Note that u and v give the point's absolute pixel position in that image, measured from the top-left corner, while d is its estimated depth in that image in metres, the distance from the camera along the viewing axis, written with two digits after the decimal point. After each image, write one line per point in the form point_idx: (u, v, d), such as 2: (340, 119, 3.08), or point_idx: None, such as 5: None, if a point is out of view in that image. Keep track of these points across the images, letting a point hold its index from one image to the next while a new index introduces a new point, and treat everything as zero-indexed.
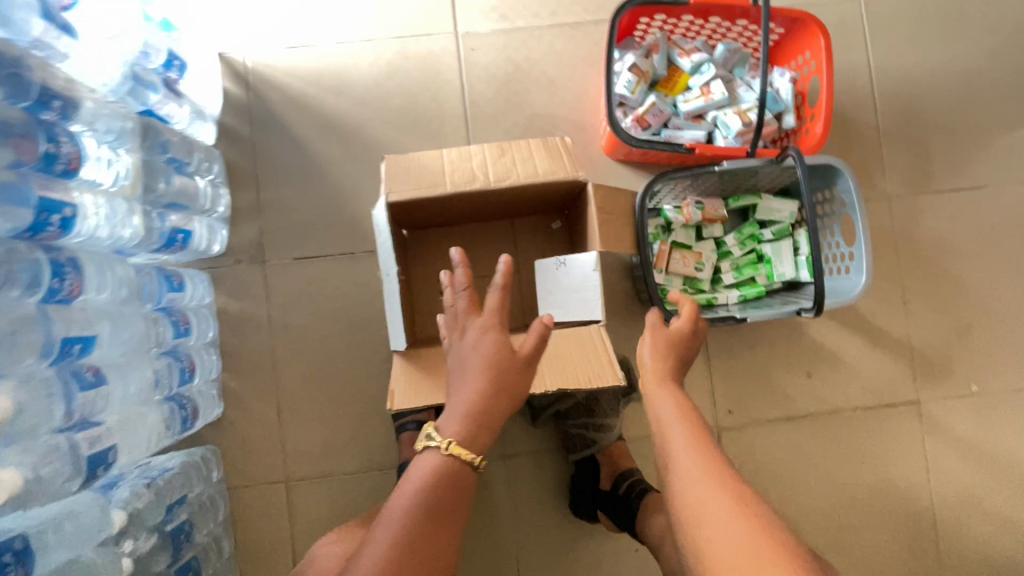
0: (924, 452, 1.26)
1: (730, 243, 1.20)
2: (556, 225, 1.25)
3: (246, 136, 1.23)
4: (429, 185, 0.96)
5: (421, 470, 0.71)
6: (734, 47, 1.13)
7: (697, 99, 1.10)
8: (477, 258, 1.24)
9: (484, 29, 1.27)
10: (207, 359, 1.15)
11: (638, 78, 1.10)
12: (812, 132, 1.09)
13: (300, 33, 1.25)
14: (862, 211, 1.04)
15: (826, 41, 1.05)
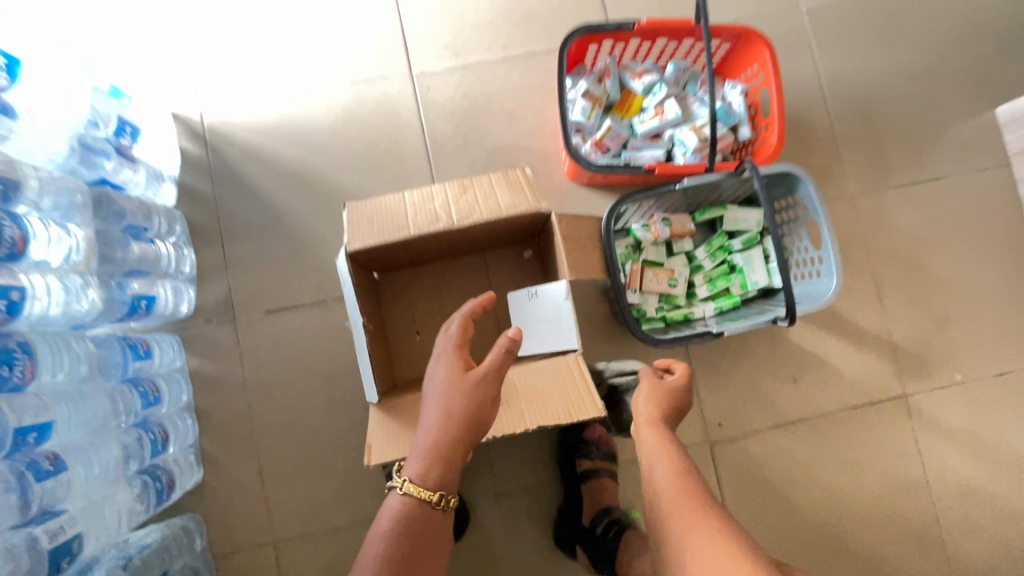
0: (917, 446, 1.26)
1: (701, 256, 1.20)
2: (527, 254, 1.24)
3: (208, 193, 1.22)
4: (392, 230, 0.95)
5: (385, 516, 0.75)
6: (684, 65, 1.15)
7: (652, 119, 1.11)
8: (452, 295, 1.23)
9: (438, 68, 1.28)
10: (182, 425, 1.12)
11: (592, 104, 1.11)
12: (767, 142, 1.10)
13: (255, 87, 1.25)
14: (825, 215, 1.06)
15: (771, 53, 1.07)
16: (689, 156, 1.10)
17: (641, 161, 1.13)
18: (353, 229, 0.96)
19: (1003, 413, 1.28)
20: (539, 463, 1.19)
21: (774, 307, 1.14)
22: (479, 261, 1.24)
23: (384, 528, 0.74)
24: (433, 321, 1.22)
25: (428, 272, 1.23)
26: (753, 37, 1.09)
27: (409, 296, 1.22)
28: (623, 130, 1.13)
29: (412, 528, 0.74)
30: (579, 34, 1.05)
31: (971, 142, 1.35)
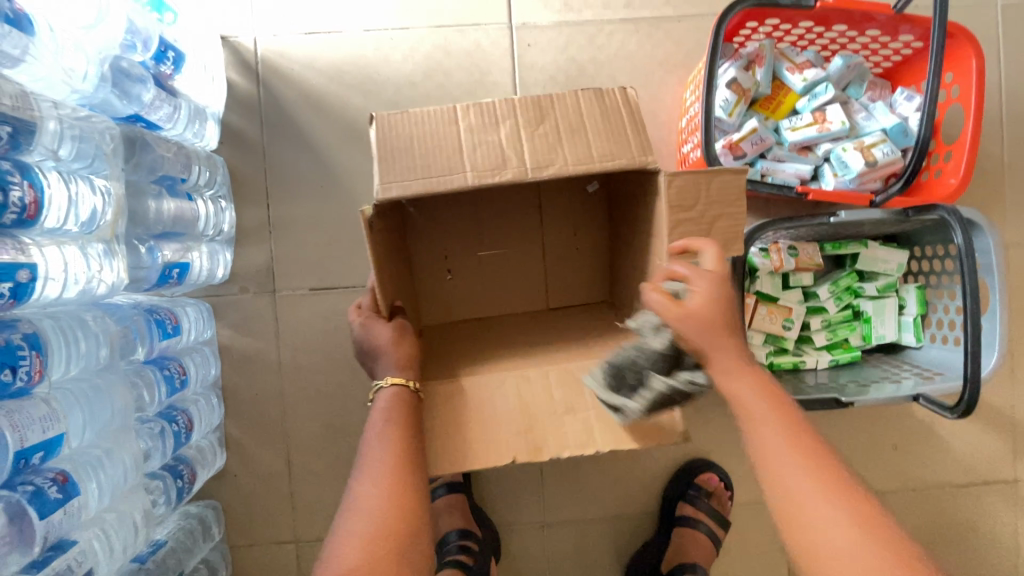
0: (1014, 536, 1.12)
1: (823, 295, 1.01)
2: (592, 187, 0.90)
3: (255, 140, 1.03)
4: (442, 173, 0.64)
5: (373, 419, 0.63)
6: (857, 60, 0.92)
7: (808, 127, 0.91)
8: (493, 227, 0.90)
9: (543, 21, 1.05)
10: (207, 406, 0.99)
11: (737, 97, 0.90)
12: (945, 174, 0.90)
13: (322, 16, 1.04)
14: (1001, 277, 0.87)
15: (979, 63, 0.84)
16: (845, 182, 0.89)
17: (786, 177, 0.92)
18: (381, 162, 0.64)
19: None
20: (596, 499, 1.07)
21: (906, 373, 0.96)
22: (535, 189, 0.90)
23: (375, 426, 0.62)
24: (467, 259, 0.90)
25: (458, 202, 0.88)
26: (959, 36, 0.86)
27: (441, 227, 0.89)
28: (770, 135, 0.91)
29: (407, 412, 0.64)
30: (745, 5, 0.83)
31: None
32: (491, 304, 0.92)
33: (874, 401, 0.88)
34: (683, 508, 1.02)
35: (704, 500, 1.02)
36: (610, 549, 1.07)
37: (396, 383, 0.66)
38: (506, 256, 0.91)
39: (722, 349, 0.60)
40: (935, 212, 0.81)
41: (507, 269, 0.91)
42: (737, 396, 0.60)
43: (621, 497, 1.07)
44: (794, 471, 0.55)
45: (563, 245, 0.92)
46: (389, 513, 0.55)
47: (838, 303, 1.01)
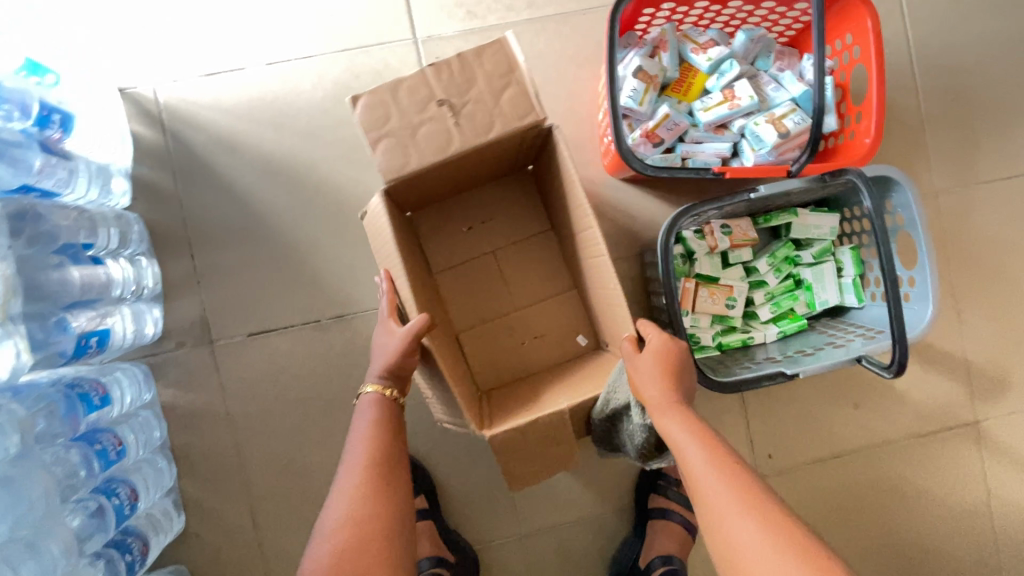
0: (983, 476, 1.14)
1: (763, 269, 1.02)
2: (583, 341, 1.01)
3: (170, 190, 1.00)
4: (378, 112, 0.74)
5: (360, 420, 0.73)
6: (761, 35, 0.92)
7: (719, 106, 0.90)
8: (515, 249, 1.02)
9: (447, 31, 1.04)
10: (156, 470, 0.96)
11: (645, 85, 0.89)
12: (859, 136, 0.90)
13: (221, 55, 1.01)
14: (925, 233, 0.87)
15: (874, 24, 0.84)
16: (763, 155, 0.89)
17: (704, 159, 0.92)
18: (461, 56, 0.75)
19: None
20: (570, 504, 1.05)
21: (852, 335, 0.96)
22: (562, 289, 1.02)
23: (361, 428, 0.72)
24: (472, 242, 1.01)
25: (531, 212, 1.03)
26: None
27: (512, 211, 1.02)
28: (682, 119, 0.91)
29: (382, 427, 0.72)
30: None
31: None
32: (458, 270, 1.01)
33: (819, 371, 0.88)
34: (656, 501, 1.03)
35: (674, 490, 1.03)
36: (591, 552, 1.06)
37: (378, 390, 0.74)
38: (487, 285, 1.01)
39: (665, 408, 0.67)
40: (845, 176, 0.82)
41: (473, 294, 1.01)
42: (683, 452, 0.64)
43: (594, 498, 1.06)
44: (729, 511, 0.58)
45: (519, 332, 1.01)
46: (358, 504, 0.63)
47: (778, 275, 1.02)
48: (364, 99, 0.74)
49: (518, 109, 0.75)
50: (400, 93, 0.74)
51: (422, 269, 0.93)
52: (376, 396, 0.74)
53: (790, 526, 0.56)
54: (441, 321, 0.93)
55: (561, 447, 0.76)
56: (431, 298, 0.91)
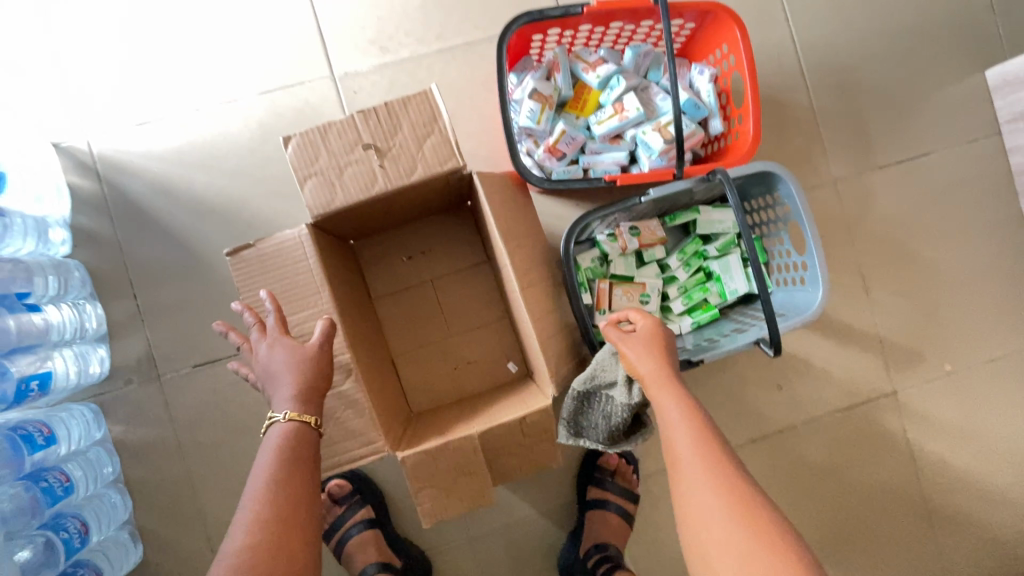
0: (907, 442, 1.20)
1: (674, 265, 1.08)
2: (513, 365, 1.08)
3: (109, 236, 1.06)
4: (307, 152, 0.78)
5: (265, 449, 0.68)
6: (649, 51, 1.00)
7: (611, 118, 0.98)
8: (452, 278, 1.09)
9: (363, 67, 1.11)
10: (109, 503, 1.00)
11: (541, 104, 0.96)
12: (742, 135, 0.97)
13: (150, 106, 1.08)
14: (809, 219, 0.94)
15: (741, 33, 0.93)
16: (655, 160, 0.96)
17: (602, 168, 1.00)
18: (389, 103, 0.80)
19: (994, 401, 1.22)
20: (515, 502, 1.10)
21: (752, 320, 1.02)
22: (493, 318, 1.09)
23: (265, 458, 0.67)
24: (412, 271, 1.08)
25: (469, 243, 1.09)
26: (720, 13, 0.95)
27: (442, 242, 1.09)
28: (578, 134, 0.99)
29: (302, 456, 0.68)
30: (520, 24, 0.90)
31: (959, 110, 1.23)
32: (394, 301, 1.07)
33: (718, 355, 0.94)
34: (594, 492, 1.07)
35: (609, 481, 1.07)
36: (539, 547, 1.11)
37: (293, 419, 0.70)
38: (423, 315, 1.08)
39: (659, 387, 0.73)
40: (716, 175, 0.88)
41: (410, 321, 1.07)
42: (668, 425, 0.70)
43: (538, 495, 1.11)
44: (698, 484, 0.65)
45: (453, 357, 1.08)
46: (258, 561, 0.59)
47: (687, 269, 1.08)
48: (295, 140, 0.78)
49: (439, 157, 0.79)
50: (329, 136, 0.79)
51: (360, 298, 0.98)
52: (292, 426, 0.69)
53: (755, 511, 0.62)
54: (377, 348, 0.99)
55: (473, 478, 0.81)
56: (367, 326, 0.97)
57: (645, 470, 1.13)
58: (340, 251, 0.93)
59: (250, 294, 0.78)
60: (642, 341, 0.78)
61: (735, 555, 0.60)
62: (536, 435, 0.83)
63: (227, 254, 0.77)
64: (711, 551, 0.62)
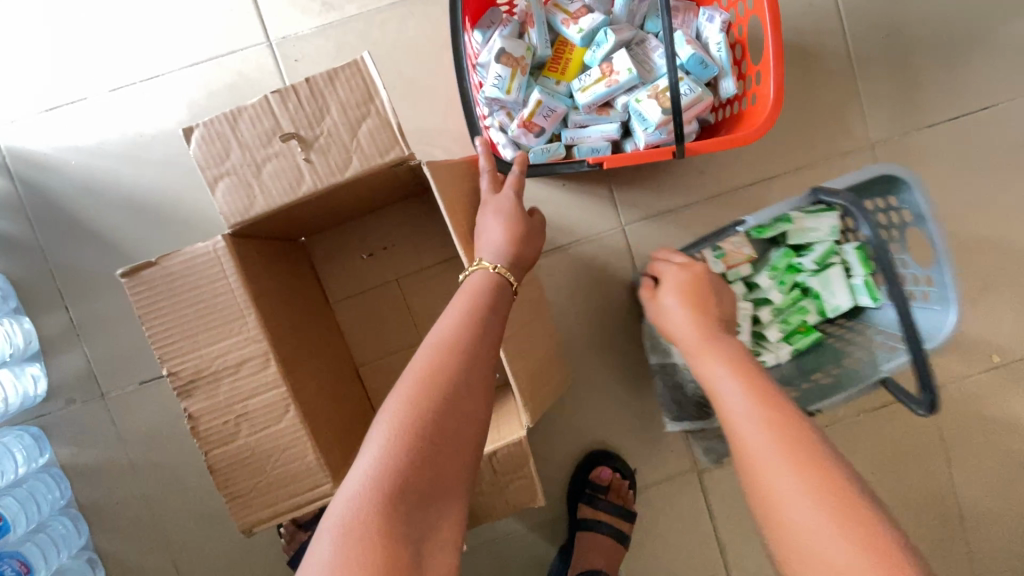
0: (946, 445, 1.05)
1: (765, 284, 0.91)
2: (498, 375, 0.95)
3: (30, 242, 0.94)
4: (215, 147, 0.63)
5: (462, 293, 0.62)
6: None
7: (597, 83, 0.79)
8: (422, 278, 0.95)
9: (304, 29, 0.93)
10: (59, 534, 0.93)
11: (511, 69, 0.78)
12: (761, 98, 0.79)
13: (60, 87, 0.92)
14: (938, 225, 0.80)
15: None
16: (651, 134, 0.79)
17: (587, 144, 0.83)
18: (311, 79, 0.64)
19: None
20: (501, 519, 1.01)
21: (880, 344, 0.88)
22: None
23: (462, 306, 0.60)
24: (374, 270, 0.95)
25: (439, 235, 0.95)
26: None
27: (406, 234, 0.95)
28: (559, 103, 0.81)
29: (499, 301, 0.62)
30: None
31: None
32: (355, 304, 0.95)
33: None
34: (585, 510, 0.97)
35: (602, 498, 0.96)
36: (528, 565, 1.02)
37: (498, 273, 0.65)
38: (388, 323, 0.95)
39: (699, 345, 0.69)
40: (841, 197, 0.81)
41: (374, 329, 0.95)
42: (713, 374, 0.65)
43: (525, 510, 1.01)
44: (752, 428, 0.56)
45: None
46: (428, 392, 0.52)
47: (781, 288, 0.91)
48: (199, 132, 0.63)
49: (379, 145, 0.64)
50: (240, 124, 0.63)
51: (311, 307, 0.86)
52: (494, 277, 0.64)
53: (803, 441, 0.53)
54: (337, 361, 0.88)
55: None
56: (321, 340, 0.85)
57: (644, 482, 1.02)
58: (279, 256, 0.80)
59: (155, 321, 0.64)
60: (675, 291, 0.78)
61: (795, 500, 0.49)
62: (508, 471, 0.71)
63: (120, 274, 0.63)
64: (768, 498, 0.52)
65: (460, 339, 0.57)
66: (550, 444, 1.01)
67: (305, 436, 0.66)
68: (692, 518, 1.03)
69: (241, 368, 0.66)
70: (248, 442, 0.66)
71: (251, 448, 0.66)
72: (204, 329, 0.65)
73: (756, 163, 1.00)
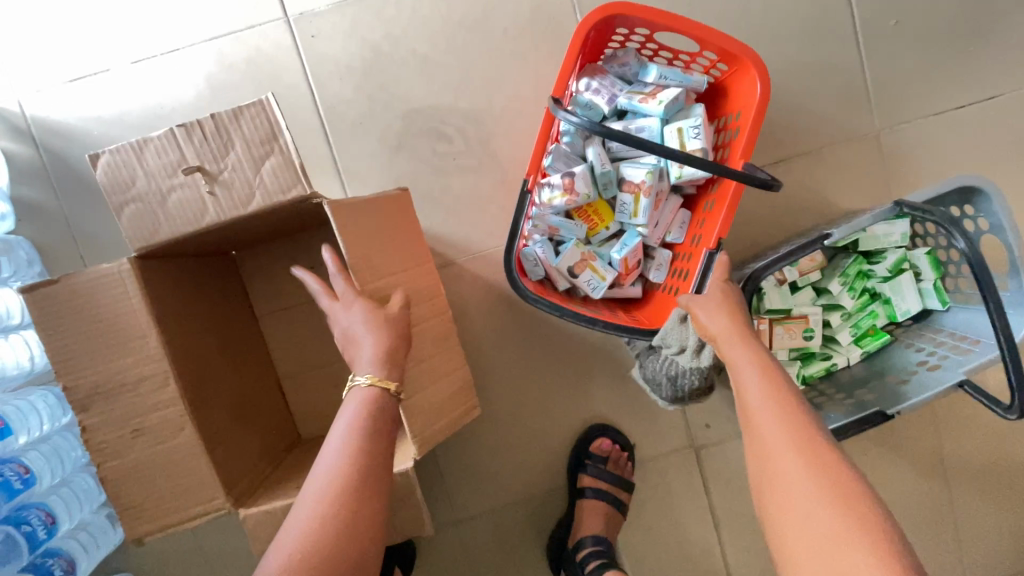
0: (940, 429, 1.07)
1: (836, 291, 0.98)
2: None
3: (53, 208, 0.97)
4: (119, 175, 0.63)
5: (344, 415, 0.59)
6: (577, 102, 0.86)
7: (636, 203, 0.85)
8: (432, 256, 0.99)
9: (319, 5, 0.95)
10: (81, 488, 0.97)
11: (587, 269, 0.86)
12: (744, 91, 0.82)
13: (83, 59, 0.95)
14: (1016, 235, 0.78)
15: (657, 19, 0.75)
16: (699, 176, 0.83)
17: (673, 234, 0.89)
18: (217, 114, 0.63)
19: None
20: (503, 487, 1.05)
21: (938, 345, 0.92)
22: None
23: (341, 432, 0.57)
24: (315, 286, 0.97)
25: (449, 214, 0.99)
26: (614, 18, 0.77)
27: None
28: (635, 241, 0.87)
29: (372, 429, 0.58)
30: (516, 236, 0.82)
31: None
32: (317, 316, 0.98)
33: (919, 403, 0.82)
34: (583, 480, 1.01)
35: (601, 468, 1.00)
36: (528, 534, 1.05)
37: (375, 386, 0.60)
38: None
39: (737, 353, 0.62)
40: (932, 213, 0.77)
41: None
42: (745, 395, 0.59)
43: (525, 481, 1.05)
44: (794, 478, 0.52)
45: None
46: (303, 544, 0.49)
47: (852, 293, 0.98)
48: (176, 127, 0.64)
49: (281, 183, 0.64)
50: (227, 123, 0.63)
51: (230, 320, 0.89)
52: (371, 395, 0.59)
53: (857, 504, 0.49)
54: (252, 380, 0.90)
55: None
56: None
57: (642, 457, 1.05)
58: (202, 280, 0.84)
59: (55, 334, 0.64)
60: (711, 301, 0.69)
61: (815, 524, 0.49)
62: (399, 497, 0.69)
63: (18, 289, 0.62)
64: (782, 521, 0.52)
65: (337, 475, 0.53)
66: (552, 419, 1.04)
67: (201, 452, 0.67)
68: (686, 493, 1.06)
69: (137, 385, 0.66)
70: (142, 456, 0.66)
71: (145, 463, 0.67)
72: (103, 346, 0.65)
73: (761, 147, 1.02)
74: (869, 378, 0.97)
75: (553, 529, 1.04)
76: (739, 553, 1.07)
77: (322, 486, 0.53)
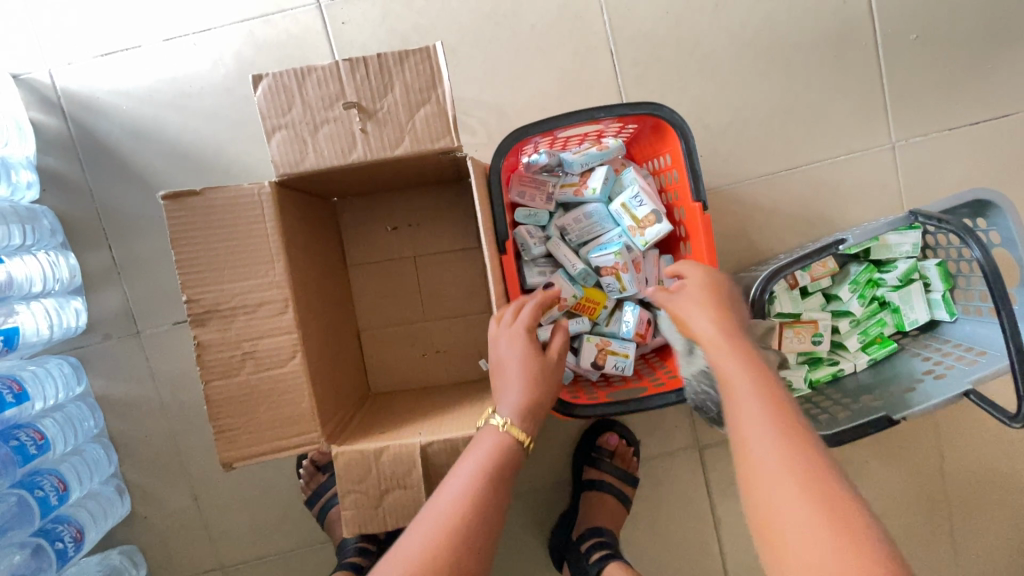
0: (941, 438, 1.09)
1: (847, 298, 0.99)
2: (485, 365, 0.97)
3: (78, 180, 0.98)
4: (278, 99, 0.66)
5: (474, 450, 0.64)
6: (521, 224, 0.88)
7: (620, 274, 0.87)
8: (436, 259, 1.00)
9: None
10: (92, 458, 0.98)
11: (608, 352, 0.88)
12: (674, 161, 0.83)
13: (116, 35, 0.96)
14: None
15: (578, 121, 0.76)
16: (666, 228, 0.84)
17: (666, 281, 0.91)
18: (383, 55, 0.66)
19: None
20: None
21: (944, 355, 0.94)
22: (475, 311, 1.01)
23: (476, 468, 0.62)
24: (397, 243, 0.99)
25: (467, 206, 1.00)
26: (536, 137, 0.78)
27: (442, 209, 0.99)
28: (638, 309, 0.89)
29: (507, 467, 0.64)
30: None
31: None
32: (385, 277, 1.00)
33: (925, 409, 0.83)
34: (589, 473, 1.02)
35: (607, 461, 1.01)
36: (529, 526, 1.06)
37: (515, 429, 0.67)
38: (411, 288, 1.00)
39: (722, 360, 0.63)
40: (946, 221, 0.78)
41: (397, 294, 1.00)
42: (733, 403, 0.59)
43: (530, 472, 1.06)
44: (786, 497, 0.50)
45: (422, 343, 1.00)
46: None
47: (862, 300, 0.99)
48: (266, 81, 0.66)
49: (431, 131, 0.68)
50: (306, 83, 0.66)
51: (332, 267, 0.91)
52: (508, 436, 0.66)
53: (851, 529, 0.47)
54: (340, 320, 0.91)
55: (407, 492, 0.68)
56: (334, 303, 0.89)
57: (646, 454, 1.07)
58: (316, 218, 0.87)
59: (188, 244, 0.67)
60: (700, 304, 0.70)
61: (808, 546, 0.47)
62: None
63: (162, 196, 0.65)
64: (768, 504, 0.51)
65: (463, 513, 0.59)
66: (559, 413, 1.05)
67: (301, 383, 0.71)
68: (688, 491, 1.07)
69: (259, 308, 0.69)
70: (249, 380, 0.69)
71: (249, 387, 0.70)
72: (239, 262, 0.68)
73: (778, 153, 1.03)
74: (874, 385, 0.97)
75: (556, 530, 1.03)
76: (737, 553, 1.08)
77: (449, 517, 0.58)
